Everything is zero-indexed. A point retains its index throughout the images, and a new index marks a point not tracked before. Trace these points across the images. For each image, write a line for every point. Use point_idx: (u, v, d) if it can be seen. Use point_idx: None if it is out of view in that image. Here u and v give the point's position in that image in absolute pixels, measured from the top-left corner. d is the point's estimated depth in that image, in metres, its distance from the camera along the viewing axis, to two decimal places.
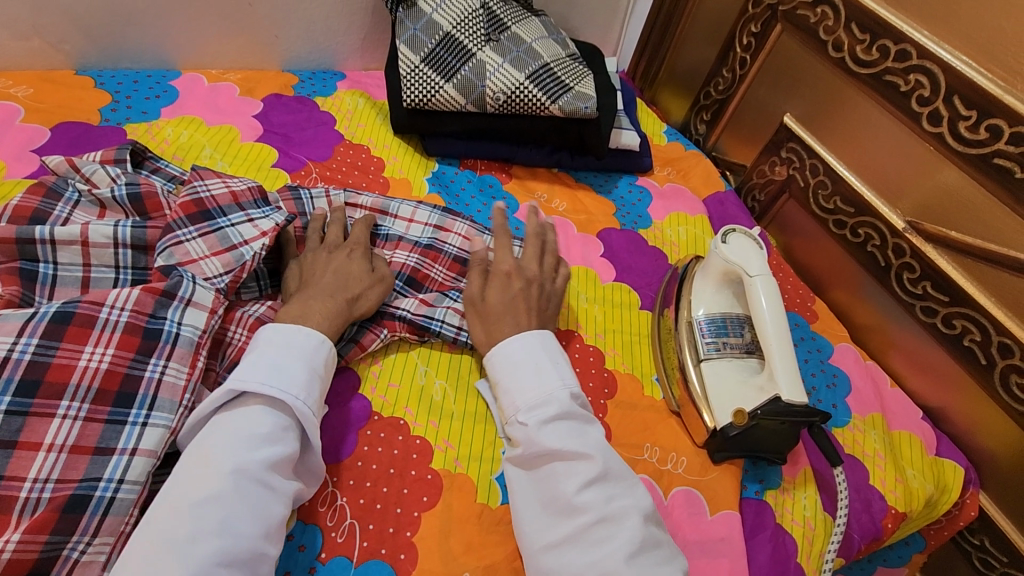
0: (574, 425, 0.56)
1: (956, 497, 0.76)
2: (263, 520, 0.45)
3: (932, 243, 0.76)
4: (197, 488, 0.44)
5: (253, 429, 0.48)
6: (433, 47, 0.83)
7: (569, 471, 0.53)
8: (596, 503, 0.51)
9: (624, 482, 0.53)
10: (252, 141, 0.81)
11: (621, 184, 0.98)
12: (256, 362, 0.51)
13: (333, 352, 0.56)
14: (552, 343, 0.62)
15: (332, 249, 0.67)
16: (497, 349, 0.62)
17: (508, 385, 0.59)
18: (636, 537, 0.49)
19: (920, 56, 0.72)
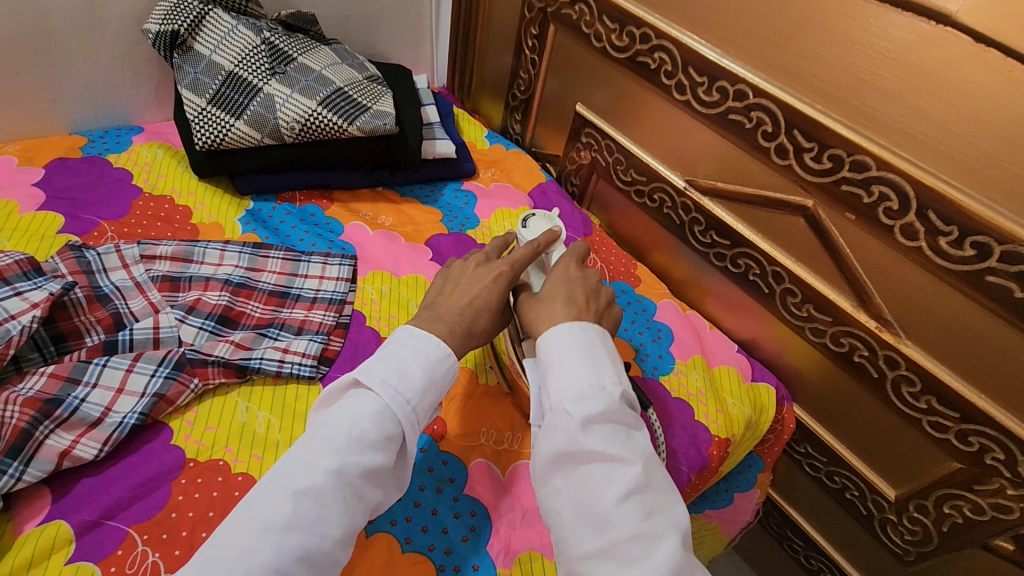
0: (621, 430, 0.51)
1: (773, 414, 0.84)
2: (345, 524, 0.48)
3: (707, 195, 0.85)
4: (301, 477, 0.48)
5: (365, 432, 0.50)
6: (218, 87, 0.83)
7: (610, 479, 0.49)
8: (635, 518, 0.47)
9: (664, 497, 0.50)
10: (33, 210, 0.77)
11: (446, 191, 1.02)
12: (385, 359, 0.54)
13: (455, 365, 0.57)
14: (608, 340, 0.57)
15: (483, 262, 0.65)
16: (548, 335, 0.56)
17: (556, 370, 0.54)
18: (673, 562, 0.46)
19: (657, 36, 0.81)
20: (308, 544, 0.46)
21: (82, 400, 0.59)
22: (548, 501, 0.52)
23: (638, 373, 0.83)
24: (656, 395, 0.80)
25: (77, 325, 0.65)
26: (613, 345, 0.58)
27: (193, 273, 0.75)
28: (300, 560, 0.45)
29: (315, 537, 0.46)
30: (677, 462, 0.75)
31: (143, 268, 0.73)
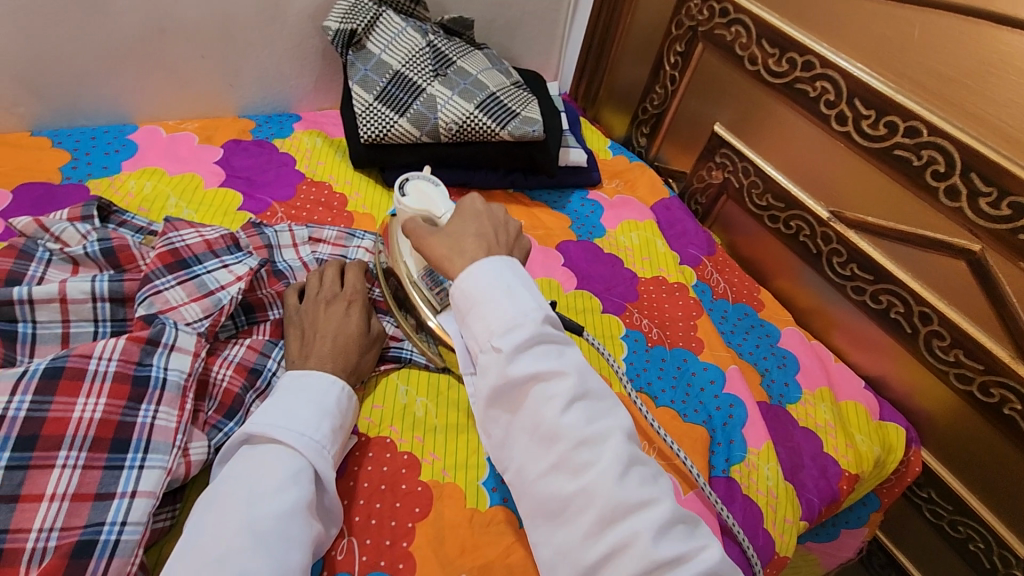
0: (551, 348, 0.53)
1: (901, 455, 0.83)
2: (278, 564, 0.46)
3: (853, 228, 0.84)
4: (216, 542, 0.46)
5: (266, 479, 0.50)
6: (385, 85, 0.88)
7: (548, 395, 0.50)
8: (579, 424, 0.49)
9: (603, 402, 0.52)
10: (216, 187, 0.84)
11: (573, 199, 1.04)
12: (269, 407, 0.56)
13: (344, 394, 0.60)
14: (516, 268, 0.57)
15: (331, 301, 0.68)
16: (461, 277, 0.56)
17: (475, 312, 0.54)
18: (624, 458, 0.48)
19: (822, 65, 0.81)
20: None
21: (276, 374, 0.63)
22: (502, 440, 0.53)
23: (766, 398, 0.82)
24: (785, 422, 0.80)
25: (261, 298, 0.68)
26: (523, 273, 0.58)
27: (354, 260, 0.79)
28: None
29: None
30: (809, 492, 0.74)
31: (310, 251, 0.78)
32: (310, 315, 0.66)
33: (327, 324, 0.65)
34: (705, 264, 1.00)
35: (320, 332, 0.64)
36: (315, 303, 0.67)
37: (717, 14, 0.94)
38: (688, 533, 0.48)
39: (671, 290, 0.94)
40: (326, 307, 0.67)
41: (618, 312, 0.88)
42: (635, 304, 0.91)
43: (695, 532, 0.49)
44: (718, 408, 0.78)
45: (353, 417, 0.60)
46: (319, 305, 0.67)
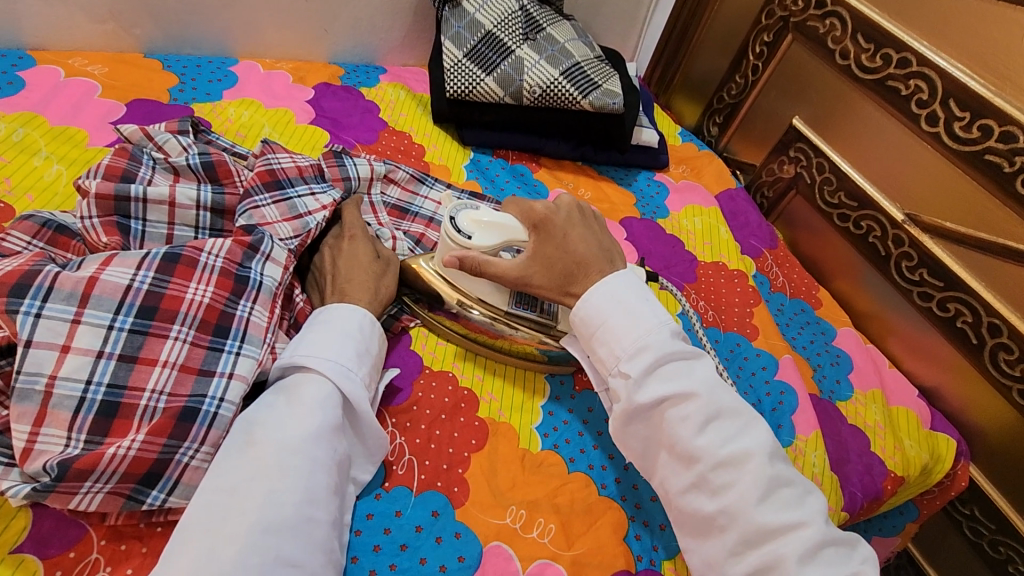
0: (678, 366, 0.56)
1: (949, 466, 0.82)
2: (305, 487, 0.46)
3: (928, 233, 0.84)
4: (245, 466, 0.46)
5: (297, 404, 0.50)
6: (475, 43, 0.90)
7: (680, 416, 0.53)
8: (715, 445, 0.52)
9: (737, 418, 0.54)
10: (306, 124, 0.88)
11: (640, 178, 1.05)
12: (300, 338, 0.55)
13: (369, 321, 0.59)
14: (635, 285, 0.61)
15: (334, 245, 0.67)
16: (579, 304, 0.60)
17: (603, 337, 0.58)
18: (763, 479, 0.50)
19: (919, 63, 0.80)
20: (267, 515, 0.43)
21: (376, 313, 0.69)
22: (640, 452, 0.57)
23: (817, 391, 0.82)
24: (833, 417, 0.79)
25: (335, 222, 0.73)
26: (643, 290, 0.61)
27: (418, 208, 0.83)
28: (265, 531, 0.43)
29: (269, 505, 0.44)
30: (854, 486, 0.74)
31: (380, 189, 0.81)
32: (320, 265, 0.66)
33: (337, 267, 0.64)
34: (765, 257, 0.99)
35: (333, 273, 0.64)
36: (325, 250, 0.67)
37: (813, 5, 0.95)
38: (842, 557, 0.50)
39: (730, 276, 0.94)
40: (333, 251, 0.66)
41: (675, 290, 0.89)
42: (693, 285, 0.91)
43: (849, 555, 0.51)
44: (768, 394, 0.78)
45: (379, 345, 0.60)
46: (326, 251, 0.67)
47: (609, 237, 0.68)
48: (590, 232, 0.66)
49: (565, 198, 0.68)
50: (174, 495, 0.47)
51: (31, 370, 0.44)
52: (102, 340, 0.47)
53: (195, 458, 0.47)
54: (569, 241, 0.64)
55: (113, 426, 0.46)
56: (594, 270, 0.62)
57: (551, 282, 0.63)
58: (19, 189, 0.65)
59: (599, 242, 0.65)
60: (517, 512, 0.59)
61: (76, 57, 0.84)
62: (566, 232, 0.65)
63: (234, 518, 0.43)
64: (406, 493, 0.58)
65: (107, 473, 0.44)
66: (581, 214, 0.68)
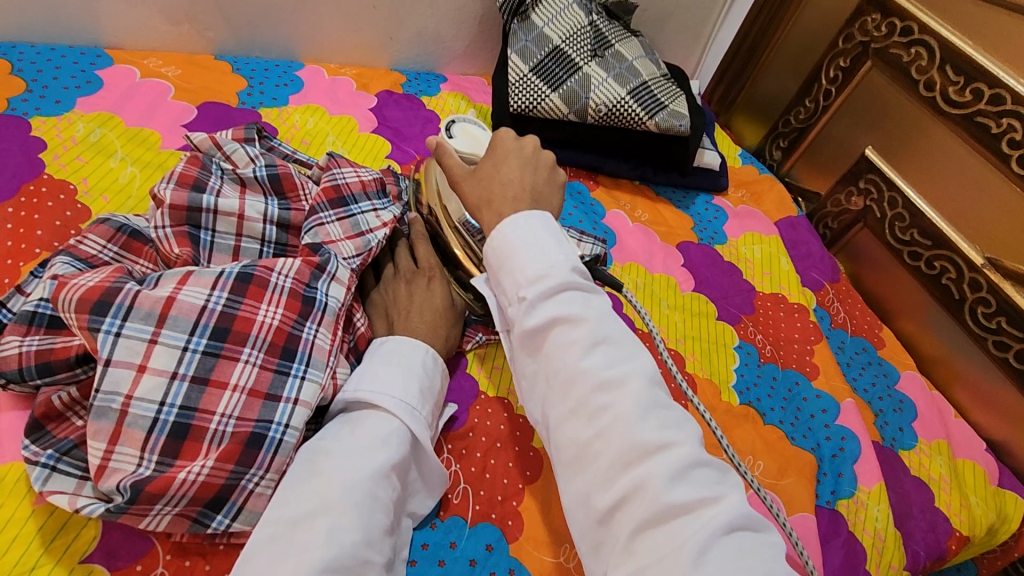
0: (577, 296, 0.47)
1: (1016, 528, 0.78)
2: (364, 527, 0.46)
3: (1010, 280, 0.79)
4: (307, 501, 0.46)
5: (361, 440, 0.50)
6: (542, 58, 0.89)
7: (566, 339, 0.45)
8: (599, 365, 0.43)
9: (631, 346, 0.45)
10: (368, 132, 0.87)
11: (699, 201, 1.02)
12: (364, 370, 0.56)
13: (429, 355, 0.59)
14: (548, 220, 0.52)
15: (411, 279, 0.67)
16: (493, 231, 0.51)
17: (505, 264, 0.49)
18: (643, 403, 0.41)
19: (1013, 101, 0.75)
20: (329, 555, 0.43)
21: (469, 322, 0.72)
22: (528, 390, 0.48)
23: (879, 439, 0.79)
24: (897, 468, 0.76)
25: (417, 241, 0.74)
26: (557, 225, 0.52)
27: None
28: (324, 569, 0.42)
29: (331, 542, 0.43)
30: (916, 543, 0.71)
31: None
32: (392, 296, 0.66)
33: (412, 302, 0.64)
34: (827, 290, 0.96)
35: (407, 308, 0.64)
36: (400, 282, 0.67)
37: (898, 32, 0.90)
38: (713, 480, 0.40)
39: (790, 310, 0.90)
40: (407, 286, 0.66)
41: (733, 322, 0.86)
42: (751, 317, 0.88)
43: (722, 480, 0.41)
44: (828, 439, 0.75)
45: (440, 381, 0.59)
46: (400, 283, 0.67)
47: (555, 189, 0.60)
48: (532, 168, 0.60)
49: (531, 138, 0.63)
50: (238, 520, 0.46)
51: (109, 389, 0.44)
52: (177, 361, 0.46)
53: (260, 485, 0.47)
54: (504, 165, 0.59)
55: (183, 448, 0.45)
56: (511, 194, 0.55)
57: (474, 194, 0.58)
58: (95, 190, 0.67)
59: (536, 179, 0.58)
60: (571, 551, 0.58)
61: (151, 58, 0.85)
62: (505, 158, 0.60)
63: (294, 556, 0.42)
64: (461, 523, 0.57)
65: (177, 496, 0.44)
66: (535, 156, 0.61)
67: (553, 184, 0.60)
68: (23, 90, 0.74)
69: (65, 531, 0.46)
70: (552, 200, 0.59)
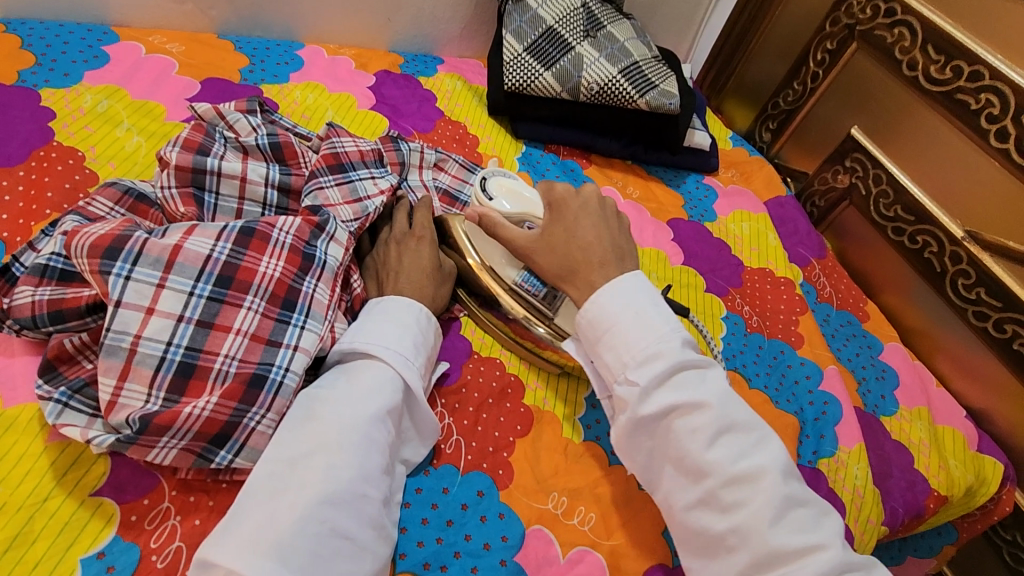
0: (691, 376, 0.52)
1: (993, 490, 0.80)
2: (360, 464, 0.48)
3: (988, 251, 0.82)
4: (305, 439, 0.48)
5: (356, 387, 0.53)
6: (536, 38, 0.91)
7: (689, 427, 0.50)
8: (727, 459, 0.49)
9: (750, 431, 0.51)
10: (367, 109, 0.90)
11: (689, 180, 1.05)
12: (361, 325, 0.58)
13: (423, 313, 0.62)
14: (642, 284, 0.58)
15: (400, 242, 0.69)
16: (586, 305, 0.57)
17: (614, 344, 0.55)
18: (778, 498, 0.47)
19: (992, 77, 0.78)
20: (327, 488, 0.46)
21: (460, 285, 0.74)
22: (643, 464, 0.54)
23: (861, 405, 0.81)
24: (878, 432, 0.78)
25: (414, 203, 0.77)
26: (656, 294, 0.58)
27: (466, 198, 0.83)
28: (323, 502, 0.45)
29: (330, 476, 0.46)
30: (895, 502, 0.73)
31: (432, 175, 0.83)
32: (384, 259, 0.68)
33: (402, 264, 0.66)
34: (814, 266, 0.98)
35: (397, 269, 0.66)
36: (390, 245, 0.69)
37: (882, 14, 0.93)
38: (838, 559, 0.46)
39: (777, 283, 0.93)
40: (397, 248, 0.68)
41: (720, 293, 0.88)
42: (738, 290, 0.90)
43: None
44: (811, 402, 0.78)
45: (434, 338, 0.62)
46: (391, 246, 0.68)
47: (626, 236, 0.65)
48: (605, 223, 0.64)
49: (590, 188, 0.66)
50: (240, 457, 0.48)
51: (119, 328, 0.47)
52: (183, 304, 0.49)
53: (261, 424, 0.49)
54: (578, 228, 0.62)
55: (188, 386, 0.48)
56: (596, 258, 0.60)
57: (552, 265, 0.62)
58: (102, 157, 0.69)
59: (612, 234, 0.63)
60: (559, 499, 0.60)
61: (156, 35, 0.88)
62: (577, 217, 0.63)
63: (295, 487, 0.45)
64: (453, 471, 0.59)
65: (183, 430, 0.46)
66: (601, 206, 0.65)
67: (624, 233, 0.65)
68: (32, 63, 0.76)
69: (76, 466, 0.49)
70: (631, 249, 0.63)
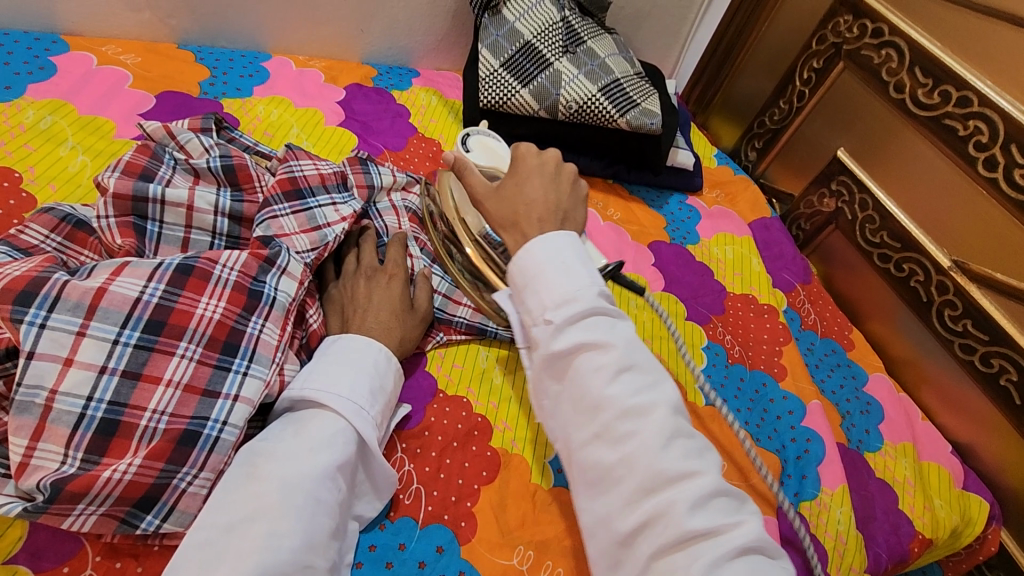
0: (602, 320, 0.47)
1: (979, 530, 0.78)
2: (304, 531, 0.44)
3: (976, 283, 0.79)
4: (242, 504, 0.44)
5: (303, 440, 0.48)
6: (513, 53, 0.88)
7: (593, 365, 0.45)
8: (623, 393, 0.44)
9: (652, 371, 0.46)
10: (335, 125, 0.86)
11: (672, 201, 1.01)
12: (314, 367, 0.54)
13: (383, 354, 0.58)
14: (573, 240, 0.52)
15: (371, 277, 0.65)
16: (518, 254, 0.52)
17: (533, 287, 0.49)
18: (668, 428, 0.42)
19: (981, 104, 0.75)
20: (265, 559, 0.41)
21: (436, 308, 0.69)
22: (550, 408, 0.49)
23: (845, 440, 0.78)
24: (861, 470, 0.76)
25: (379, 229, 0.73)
26: (581, 245, 0.52)
27: None
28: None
29: (269, 547, 0.42)
30: (878, 546, 0.70)
31: (401, 196, 0.78)
32: (350, 292, 0.63)
33: (370, 301, 0.62)
34: (798, 292, 0.95)
35: (365, 307, 0.62)
36: (360, 279, 0.64)
37: (869, 34, 0.90)
38: (731, 508, 0.41)
39: (760, 310, 0.90)
40: (367, 283, 0.64)
41: (701, 322, 0.85)
42: (720, 318, 0.87)
43: (740, 509, 0.42)
44: (793, 440, 0.75)
45: (394, 381, 0.58)
46: (360, 280, 0.64)
47: (575, 203, 0.61)
48: (556, 186, 0.60)
49: (551, 152, 0.63)
50: (168, 521, 0.45)
51: (32, 383, 0.42)
52: (106, 354, 0.45)
53: (193, 484, 0.45)
54: (527, 185, 0.59)
55: (111, 445, 0.44)
56: (535, 214, 0.56)
57: (497, 212, 0.59)
58: (42, 179, 0.64)
59: (559, 194, 0.59)
60: (525, 553, 0.56)
61: (110, 45, 0.83)
62: (528, 177, 0.60)
63: (230, 559, 0.41)
64: (411, 525, 0.56)
65: (101, 495, 0.42)
66: (557, 171, 0.62)
67: (576, 198, 0.61)
68: None
69: None
70: (574, 210, 0.60)
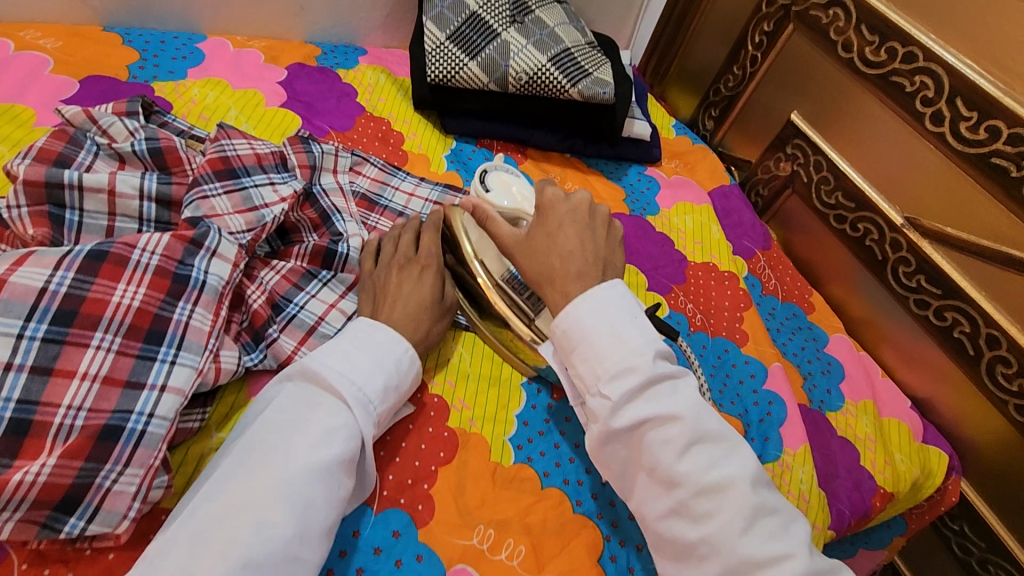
0: (664, 384, 0.47)
1: (939, 482, 0.79)
2: (299, 522, 0.42)
3: (927, 238, 0.80)
4: (240, 492, 0.42)
5: (308, 428, 0.46)
6: (459, 25, 0.85)
7: (663, 439, 0.45)
8: (697, 470, 0.44)
9: (722, 441, 0.46)
10: (276, 107, 0.82)
11: (631, 172, 1.00)
12: (332, 351, 0.51)
13: (409, 352, 0.55)
14: (622, 293, 0.51)
15: (405, 264, 0.61)
16: (560, 317, 0.51)
17: (582, 353, 0.49)
18: (748, 508, 0.43)
19: (926, 59, 0.75)
20: (252, 551, 0.39)
21: None
22: (620, 471, 0.49)
23: (806, 402, 0.78)
24: (823, 429, 0.76)
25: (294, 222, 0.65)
26: (632, 298, 0.52)
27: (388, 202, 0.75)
28: (244, 566, 0.39)
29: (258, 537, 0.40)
30: (841, 503, 0.71)
31: (347, 178, 0.74)
32: (383, 280, 0.60)
33: (401, 291, 0.59)
34: (758, 258, 0.95)
35: (395, 296, 0.59)
36: (390, 267, 0.61)
37: None
38: None
39: (721, 277, 0.90)
40: (398, 270, 0.61)
41: (663, 292, 0.84)
42: (681, 287, 0.86)
43: None
44: (756, 404, 0.75)
45: (413, 378, 0.55)
46: (393, 269, 0.61)
47: (611, 251, 0.58)
48: (591, 232, 0.58)
49: (580, 195, 0.60)
50: (95, 522, 0.42)
51: None
52: (11, 350, 0.42)
53: (119, 482, 0.42)
54: (560, 234, 0.57)
55: (23, 446, 0.41)
56: (576, 267, 0.54)
57: (533, 267, 0.56)
58: None
59: (596, 244, 0.57)
60: (485, 532, 0.55)
61: (29, 29, 0.78)
62: (561, 225, 0.57)
63: (213, 552, 0.39)
64: (365, 511, 0.54)
65: (14, 500, 0.39)
66: (590, 216, 0.59)
67: (613, 244, 0.59)
68: None
69: None
70: (614, 262, 0.58)
